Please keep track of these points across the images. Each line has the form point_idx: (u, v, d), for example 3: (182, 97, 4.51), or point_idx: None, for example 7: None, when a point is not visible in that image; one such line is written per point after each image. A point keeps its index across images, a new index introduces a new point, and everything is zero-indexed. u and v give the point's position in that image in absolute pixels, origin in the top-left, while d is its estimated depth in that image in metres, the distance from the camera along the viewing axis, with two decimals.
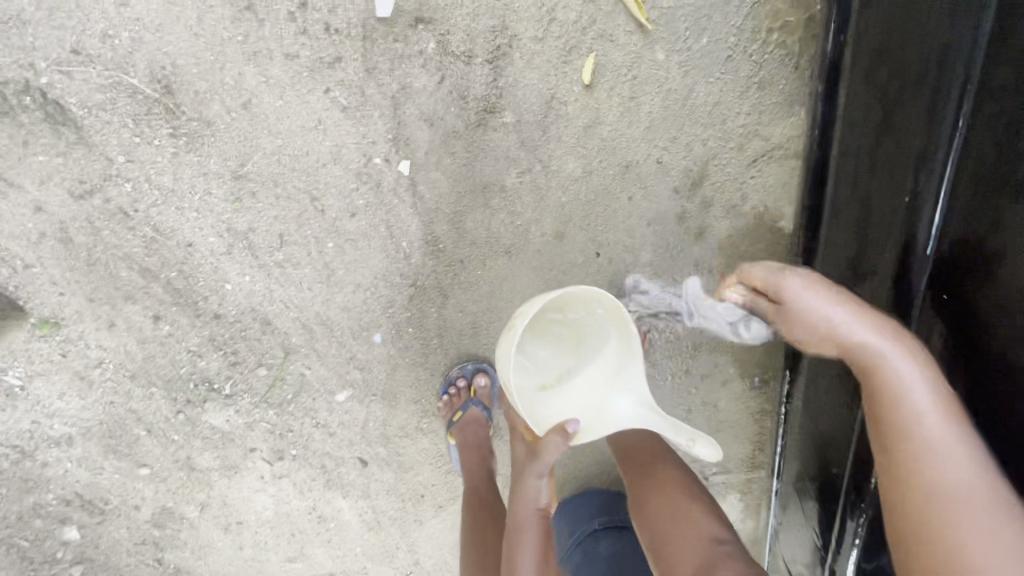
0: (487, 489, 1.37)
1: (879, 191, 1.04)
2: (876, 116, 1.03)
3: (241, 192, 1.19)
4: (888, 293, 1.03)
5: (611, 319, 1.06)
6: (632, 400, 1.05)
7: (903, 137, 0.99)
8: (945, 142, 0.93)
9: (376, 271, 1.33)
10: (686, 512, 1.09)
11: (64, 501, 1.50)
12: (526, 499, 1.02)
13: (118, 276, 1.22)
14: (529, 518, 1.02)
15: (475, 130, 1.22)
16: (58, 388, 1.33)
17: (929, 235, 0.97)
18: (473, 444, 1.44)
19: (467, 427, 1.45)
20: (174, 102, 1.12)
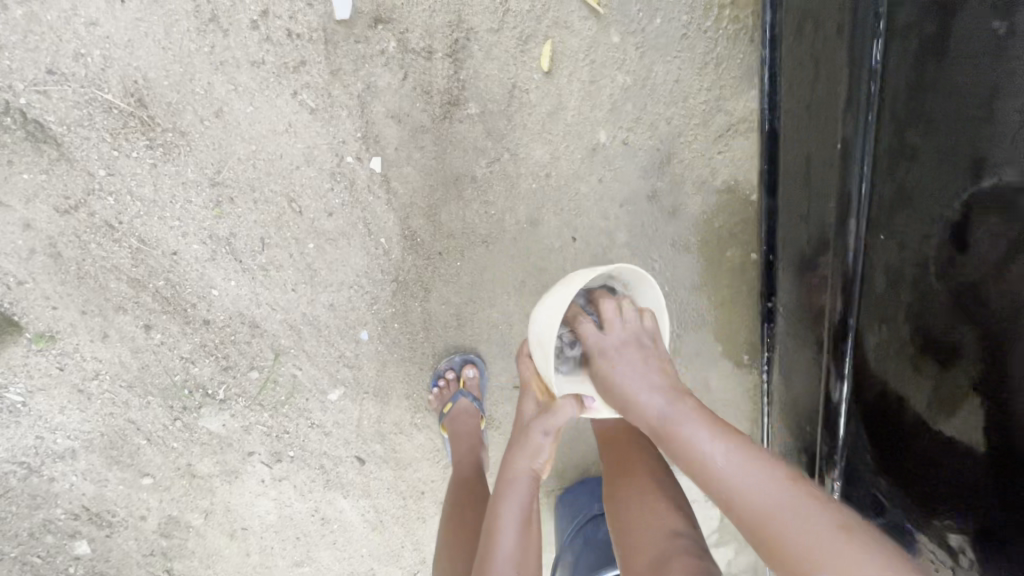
0: (476, 478, 1.39)
1: (818, 151, 1.10)
2: (811, 70, 1.10)
3: (220, 199, 1.23)
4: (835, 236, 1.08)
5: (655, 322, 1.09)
6: None
7: (831, 89, 1.06)
8: (866, 90, 1.01)
9: (358, 269, 1.36)
10: (653, 503, 1.18)
11: (72, 515, 1.54)
12: (527, 453, 1.05)
13: (107, 287, 1.26)
14: (523, 474, 1.05)
15: (441, 123, 1.25)
16: (58, 402, 1.37)
17: (862, 176, 1.03)
18: (463, 434, 1.46)
19: (458, 418, 1.47)
20: (148, 114, 1.16)
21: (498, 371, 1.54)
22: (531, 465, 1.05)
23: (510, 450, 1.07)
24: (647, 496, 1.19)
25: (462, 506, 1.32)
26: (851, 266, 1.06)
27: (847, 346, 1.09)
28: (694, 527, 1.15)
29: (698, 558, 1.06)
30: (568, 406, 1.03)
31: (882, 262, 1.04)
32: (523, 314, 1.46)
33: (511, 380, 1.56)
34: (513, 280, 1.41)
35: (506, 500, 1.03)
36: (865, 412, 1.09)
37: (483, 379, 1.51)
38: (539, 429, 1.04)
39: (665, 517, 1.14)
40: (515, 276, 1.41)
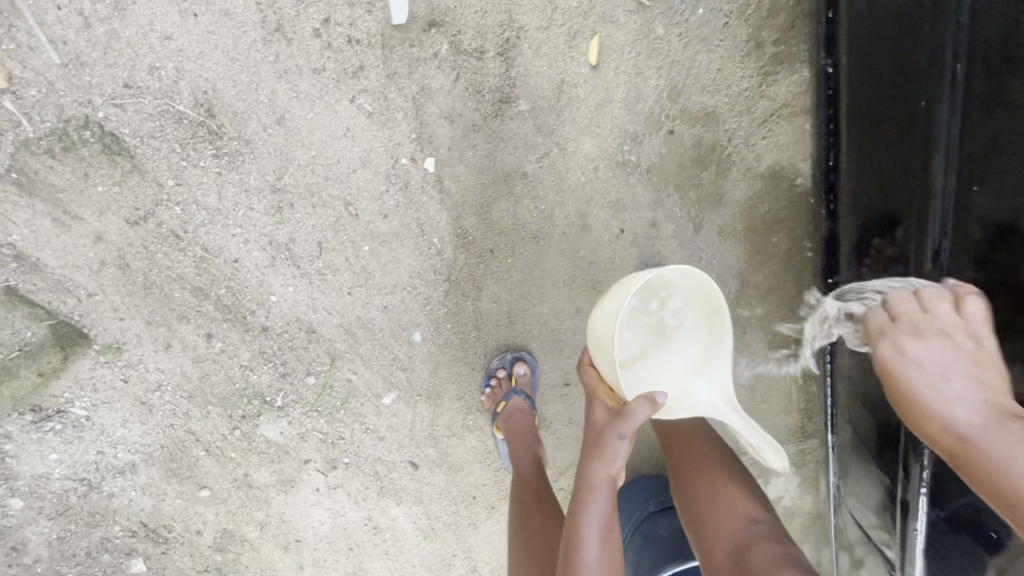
0: (538, 477, 1.41)
1: (892, 108, 1.07)
2: (884, 44, 1.07)
3: (281, 204, 1.26)
4: (918, 210, 1.04)
5: (706, 315, 1.12)
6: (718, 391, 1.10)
7: (906, 60, 1.03)
8: (950, 38, 0.97)
9: (412, 270, 1.38)
10: (722, 491, 1.18)
11: (131, 532, 1.54)
12: (605, 460, 1.05)
13: (172, 297, 1.28)
14: (602, 480, 1.05)
15: (493, 120, 1.28)
16: (122, 415, 1.39)
17: (947, 149, 1.00)
18: (519, 433, 1.46)
19: (513, 417, 1.47)
20: (216, 123, 1.19)
21: (549, 369, 1.55)
22: (608, 472, 1.05)
23: (586, 458, 1.07)
24: (715, 484, 1.19)
25: (528, 507, 1.34)
26: (935, 238, 1.02)
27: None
28: (770, 512, 1.15)
29: (779, 540, 1.06)
30: (641, 409, 1.02)
31: (965, 236, 1.00)
32: (573, 309, 1.47)
33: (562, 377, 1.57)
34: (564, 276, 1.43)
35: (586, 508, 1.04)
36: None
37: (534, 377, 1.52)
38: (619, 435, 1.03)
39: (737, 505, 1.14)
40: (566, 271, 1.43)
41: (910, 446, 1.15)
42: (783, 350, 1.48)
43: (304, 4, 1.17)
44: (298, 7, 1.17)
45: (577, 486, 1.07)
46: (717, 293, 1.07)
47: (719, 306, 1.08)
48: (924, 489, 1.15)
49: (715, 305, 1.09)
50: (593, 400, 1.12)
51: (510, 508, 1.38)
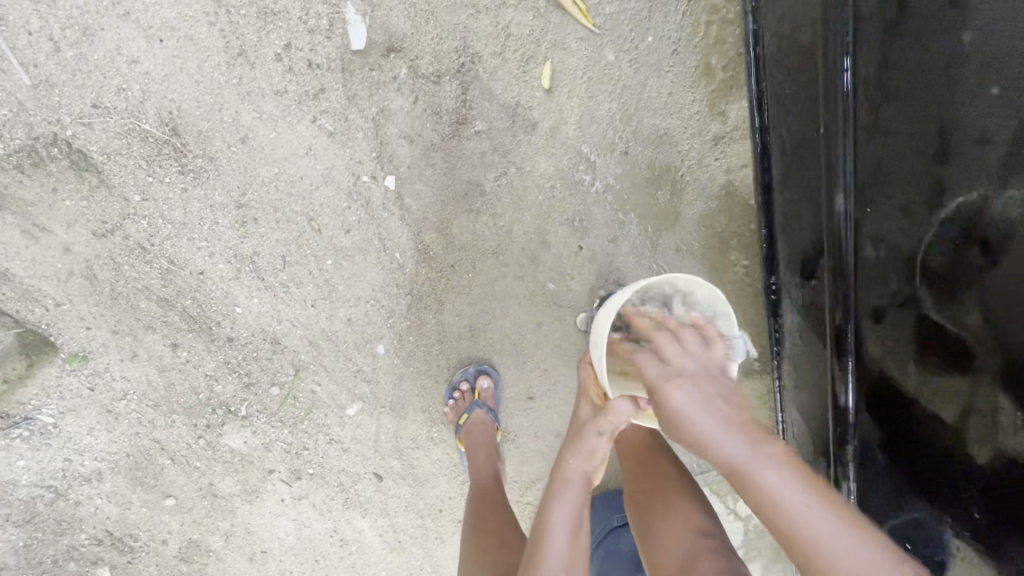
0: (495, 488, 1.43)
1: (807, 148, 1.19)
2: (795, 86, 1.19)
3: (245, 219, 1.31)
4: (829, 230, 1.16)
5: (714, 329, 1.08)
6: None
7: (810, 99, 1.16)
8: (841, 88, 1.12)
9: (374, 284, 1.42)
10: (674, 506, 1.17)
11: (97, 540, 1.56)
12: (581, 454, 1.09)
13: (138, 307, 1.33)
14: (575, 473, 1.08)
15: (450, 141, 1.33)
16: (87, 423, 1.42)
17: (846, 175, 1.13)
18: (479, 444, 1.49)
19: (474, 428, 1.51)
20: (181, 141, 1.25)
21: (512, 382, 1.58)
22: (585, 467, 1.08)
23: (566, 451, 1.10)
24: (668, 500, 1.19)
25: (483, 516, 1.35)
26: (847, 256, 1.15)
27: (851, 330, 1.16)
28: (721, 529, 1.13)
29: (725, 555, 1.05)
30: (622, 406, 1.06)
31: (871, 251, 1.14)
32: (534, 323, 1.51)
33: (525, 391, 1.60)
34: (523, 291, 1.47)
35: (558, 501, 1.06)
36: (869, 395, 1.17)
37: (497, 391, 1.55)
38: (597, 429, 1.07)
39: (689, 519, 1.13)
40: (525, 287, 1.47)
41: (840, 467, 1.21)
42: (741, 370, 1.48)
43: (266, 30, 1.23)
44: (261, 33, 1.22)
45: (551, 478, 1.10)
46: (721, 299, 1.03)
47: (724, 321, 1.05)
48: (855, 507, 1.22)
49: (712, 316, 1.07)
50: (581, 397, 1.16)
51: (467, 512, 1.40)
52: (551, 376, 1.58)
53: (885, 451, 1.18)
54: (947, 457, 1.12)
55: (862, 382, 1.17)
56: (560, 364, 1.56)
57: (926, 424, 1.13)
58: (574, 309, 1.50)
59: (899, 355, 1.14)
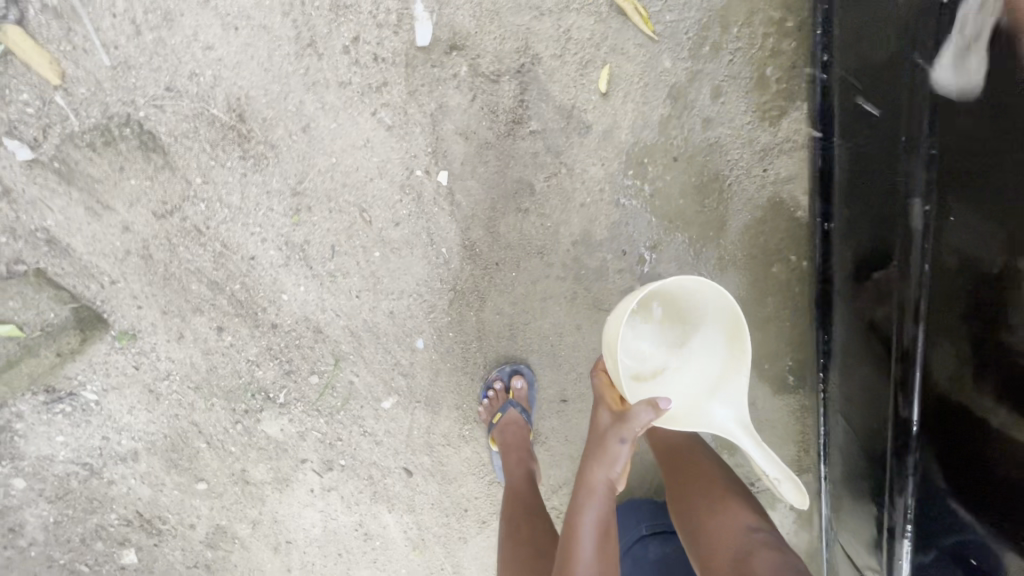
0: (528, 489, 1.43)
1: (885, 160, 1.15)
2: (872, 95, 1.16)
3: (299, 207, 1.32)
4: (899, 242, 1.12)
5: (726, 331, 1.13)
6: (734, 410, 1.10)
7: (891, 108, 1.12)
8: (925, 96, 1.05)
9: (419, 278, 1.44)
10: (720, 504, 1.16)
11: (126, 520, 1.59)
12: (603, 465, 1.09)
13: (189, 289, 1.34)
14: (600, 484, 1.09)
15: (505, 139, 1.34)
16: (130, 402, 1.43)
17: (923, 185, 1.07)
18: (513, 445, 1.50)
19: (507, 429, 1.52)
20: (246, 127, 1.25)
21: (547, 384, 1.59)
22: (608, 475, 1.09)
23: (588, 460, 1.10)
24: (714, 500, 1.17)
25: (518, 521, 1.35)
26: (915, 271, 1.10)
27: (919, 345, 1.11)
28: (767, 522, 1.13)
29: (781, 549, 1.05)
30: (642, 415, 1.04)
31: (944, 267, 1.06)
32: (573, 326, 1.53)
33: (559, 394, 1.60)
34: (564, 293, 1.49)
35: (586, 509, 1.08)
36: (932, 416, 1.12)
37: (531, 392, 1.56)
38: (616, 437, 1.07)
39: (738, 514, 1.13)
40: (567, 288, 1.49)
41: (894, 483, 1.19)
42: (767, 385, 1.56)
43: (336, 23, 1.24)
44: (331, 25, 1.23)
45: (577, 487, 1.11)
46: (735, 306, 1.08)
47: (738, 322, 1.10)
48: (908, 529, 1.18)
49: (738, 322, 1.09)
50: (600, 404, 1.15)
51: (500, 520, 1.39)
52: (586, 379, 1.58)
53: (945, 474, 1.12)
54: (1012, 501, 1.02)
55: (924, 402, 1.13)
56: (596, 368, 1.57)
57: (996, 450, 1.03)
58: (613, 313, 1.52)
59: (960, 381, 1.07)
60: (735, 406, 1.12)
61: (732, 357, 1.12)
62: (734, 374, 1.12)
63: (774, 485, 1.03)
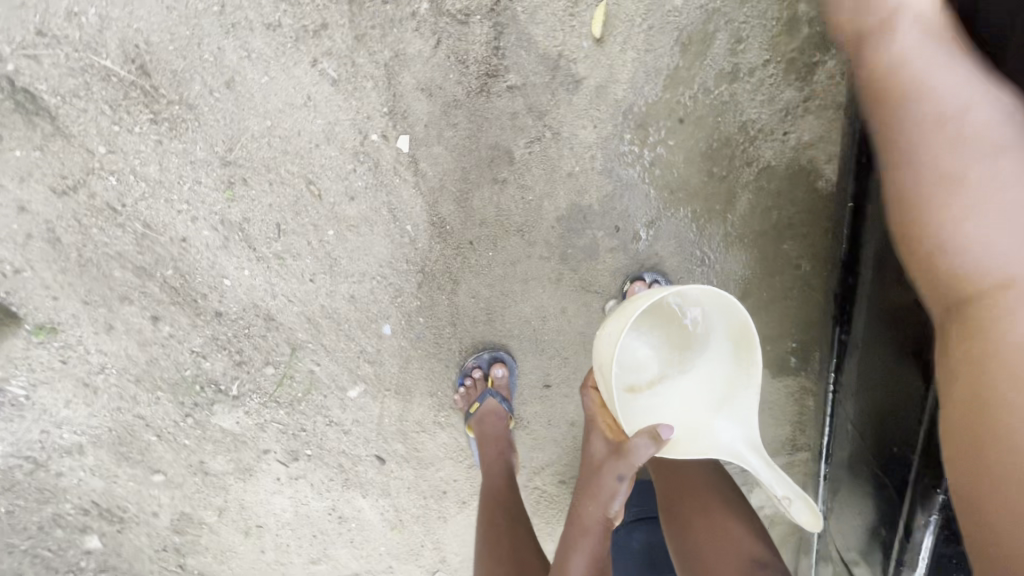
0: (507, 487, 1.33)
1: None
2: None
3: (232, 180, 1.10)
4: None
5: (733, 339, 0.97)
6: (740, 430, 0.96)
7: None
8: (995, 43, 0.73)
9: (382, 259, 1.26)
10: (720, 525, 1.05)
11: (83, 509, 1.50)
12: (600, 502, 0.98)
13: (111, 276, 1.14)
14: (596, 522, 0.98)
15: (477, 97, 1.11)
16: (64, 397, 1.29)
17: None
18: (490, 437, 1.39)
19: (485, 419, 1.39)
20: (150, 83, 1.00)
21: (529, 369, 1.46)
22: (605, 513, 0.98)
23: (583, 498, 1.00)
24: (713, 531, 1.04)
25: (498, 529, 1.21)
26: None
27: None
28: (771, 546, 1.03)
29: None
30: (643, 448, 0.91)
31: None
32: (558, 309, 1.37)
33: (542, 380, 1.47)
34: (549, 273, 1.32)
35: (580, 549, 0.98)
36: None
37: (512, 379, 1.43)
38: (615, 474, 0.95)
39: (742, 540, 1.02)
40: (551, 267, 1.32)
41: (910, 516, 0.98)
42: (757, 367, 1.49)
43: None
44: None
45: (571, 524, 1.01)
46: (745, 314, 0.91)
47: (747, 331, 0.93)
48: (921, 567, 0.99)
49: (744, 329, 0.93)
50: (590, 433, 1.02)
51: (477, 531, 1.25)
52: (572, 364, 1.44)
53: None
54: None
55: None
56: (583, 352, 1.42)
57: None
58: (604, 294, 1.36)
59: None
60: (745, 423, 0.96)
61: (738, 369, 0.97)
62: (743, 389, 0.96)
63: (784, 507, 0.87)
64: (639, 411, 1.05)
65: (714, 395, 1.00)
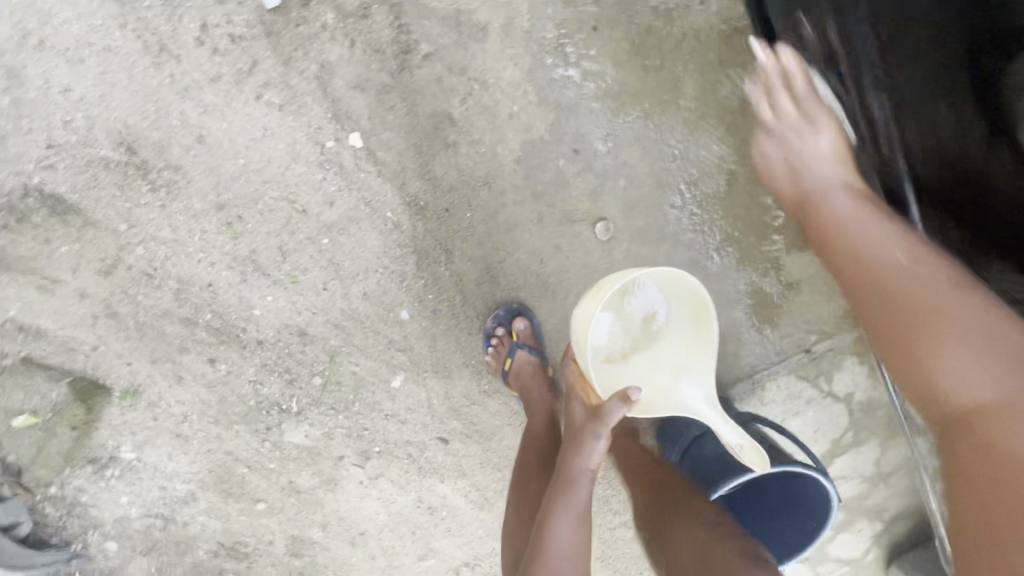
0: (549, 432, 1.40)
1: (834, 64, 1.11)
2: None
3: (230, 220, 1.28)
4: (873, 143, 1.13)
5: (691, 318, 1.24)
6: (699, 391, 1.23)
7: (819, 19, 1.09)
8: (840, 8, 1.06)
9: (378, 251, 1.38)
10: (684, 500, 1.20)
11: (214, 553, 1.70)
12: (584, 456, 1.13)
13: (165, 332, 1.35)
14: (581, 473, 1.13)
15: (401, 76, 1.22)
16: (165, 451, 1.50)
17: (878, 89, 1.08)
18: (531, 388, 1.44)
19: (522, 372, 1.45)
20: (140, 158, 1.20)
21: (548, 316, 1.51)
22: (587, 468, 1.13)
23: (567, 455, 1.15)
24: (676, 515, 1.16)
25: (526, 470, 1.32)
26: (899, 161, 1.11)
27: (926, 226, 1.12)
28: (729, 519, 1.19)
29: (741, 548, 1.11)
30: (618, 408, 1.10)
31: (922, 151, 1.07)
32: (552, 248, 1.43)
33: (565, 321, 1.52)
34: (530, 216, 1.39)
35: (567, 498, 1.11)
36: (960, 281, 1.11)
37: (537, 329, 1.49)
38: (596, 434, 1.12)
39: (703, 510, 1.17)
40: (530, 209, 1.38)
41: None
42: (770, 239, 1.50)
43: (176, 16, 1.14)
44: (172, 21, 1.13)
45: (557, 480, 1.14)
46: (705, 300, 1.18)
47: (703, 309, 1.20)
48: None
49: (702, 308, 1.20)
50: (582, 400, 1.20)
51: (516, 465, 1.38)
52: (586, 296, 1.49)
53: None
54: None
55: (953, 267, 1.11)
56: (591, 281, 1.47)
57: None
58: (590, 218, 1.41)
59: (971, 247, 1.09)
60: (704, 387, 1.23)
61: (697, 342, 1.24)
62: (701, 358, 1.23)
63: (739, 454, 1.15)
64: (614, 377, 1.27)
65: (678, 366, 1.26)
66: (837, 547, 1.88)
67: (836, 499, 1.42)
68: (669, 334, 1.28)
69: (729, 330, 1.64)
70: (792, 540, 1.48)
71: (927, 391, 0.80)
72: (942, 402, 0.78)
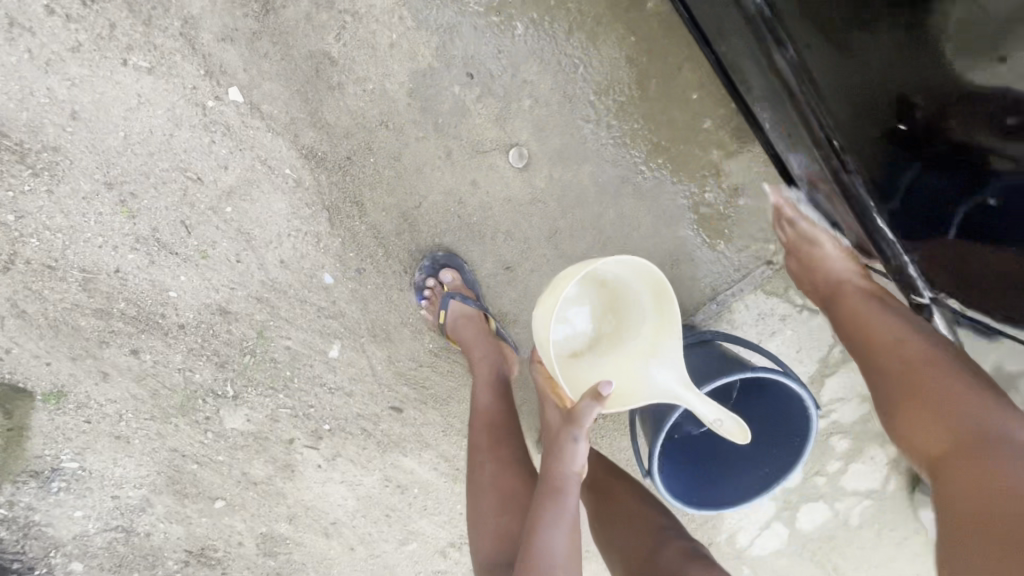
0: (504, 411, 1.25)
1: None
2: None
3: (123, 198, 1.25)
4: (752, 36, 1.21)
5: (656, 293, 1.08)
6: (672, 370, 1.04)
7: None
8: None
9: (285, 213, 1.32)
10: (637, 509, 1.22)
11: (184, 562, 1.57)
12: (564, 460, 1.00)
13: (80, 326, 1.32)
14: (566, 478, 1.00)
15: (268, 17, 1.21)
16: (107, 456, 1.44)
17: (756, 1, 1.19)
18: (469, 342, 1.33)
19: (456, 326, 1.34)
20: (15, 141, 1.19)
21: (479, 259, 1.42)
22: (571, 470, 1.00)
23: (548, 459, 1.02)
24: (636, 529, 1.17)
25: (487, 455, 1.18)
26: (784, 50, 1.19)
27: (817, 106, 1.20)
28: (673, 520, 1.21)
29: (689, 543, 1.14)
30: (587, 408, 0.92)
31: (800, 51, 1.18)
32: (468, 182, 1.35)
33: (500, 261, 1.42)
34: (436, 152, 1.32)
35: (557, 508, 0.98)
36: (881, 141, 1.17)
37: (466, 277, 1.39)
38: (572, 437, 0.97)
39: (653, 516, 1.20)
40: (433, 143, 1.31)
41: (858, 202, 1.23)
42: (702, 143, 1.40)
43: None
44: None
45: (540, 488, 1.01)
46: (660, 275, 1.03)
47: (662, 285, 1.05)
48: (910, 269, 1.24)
49: (658, 284, 1.05)
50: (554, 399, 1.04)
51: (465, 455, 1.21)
52: (518, 231, 1.40)
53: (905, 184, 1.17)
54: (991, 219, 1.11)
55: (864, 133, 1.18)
56: (518, 213, 1.39)
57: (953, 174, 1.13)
58: (500, 145, 1.34)
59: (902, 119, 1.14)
60: (676, 364, 1.05)
61: (665, 320, 1.06)
62: (671, 335, 1.06)
63: (716, 427, 0.98)
64: (582, 372, 1.13)
65: (648, 347, 1.09)
66: (853, 479, 1.69)
67: (817, 410, 1.21)
68: (637, 315, 1.13)
69: (678, 254, 1.47)
70: (782, 460, 1.29)
71: (892, 427, 0.94)
72: (929, 438, 0.88)
